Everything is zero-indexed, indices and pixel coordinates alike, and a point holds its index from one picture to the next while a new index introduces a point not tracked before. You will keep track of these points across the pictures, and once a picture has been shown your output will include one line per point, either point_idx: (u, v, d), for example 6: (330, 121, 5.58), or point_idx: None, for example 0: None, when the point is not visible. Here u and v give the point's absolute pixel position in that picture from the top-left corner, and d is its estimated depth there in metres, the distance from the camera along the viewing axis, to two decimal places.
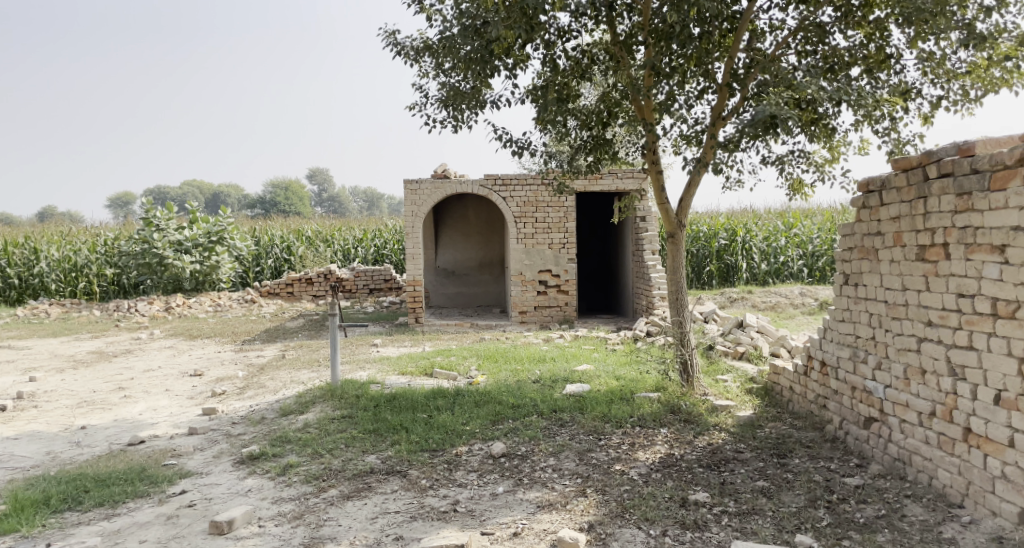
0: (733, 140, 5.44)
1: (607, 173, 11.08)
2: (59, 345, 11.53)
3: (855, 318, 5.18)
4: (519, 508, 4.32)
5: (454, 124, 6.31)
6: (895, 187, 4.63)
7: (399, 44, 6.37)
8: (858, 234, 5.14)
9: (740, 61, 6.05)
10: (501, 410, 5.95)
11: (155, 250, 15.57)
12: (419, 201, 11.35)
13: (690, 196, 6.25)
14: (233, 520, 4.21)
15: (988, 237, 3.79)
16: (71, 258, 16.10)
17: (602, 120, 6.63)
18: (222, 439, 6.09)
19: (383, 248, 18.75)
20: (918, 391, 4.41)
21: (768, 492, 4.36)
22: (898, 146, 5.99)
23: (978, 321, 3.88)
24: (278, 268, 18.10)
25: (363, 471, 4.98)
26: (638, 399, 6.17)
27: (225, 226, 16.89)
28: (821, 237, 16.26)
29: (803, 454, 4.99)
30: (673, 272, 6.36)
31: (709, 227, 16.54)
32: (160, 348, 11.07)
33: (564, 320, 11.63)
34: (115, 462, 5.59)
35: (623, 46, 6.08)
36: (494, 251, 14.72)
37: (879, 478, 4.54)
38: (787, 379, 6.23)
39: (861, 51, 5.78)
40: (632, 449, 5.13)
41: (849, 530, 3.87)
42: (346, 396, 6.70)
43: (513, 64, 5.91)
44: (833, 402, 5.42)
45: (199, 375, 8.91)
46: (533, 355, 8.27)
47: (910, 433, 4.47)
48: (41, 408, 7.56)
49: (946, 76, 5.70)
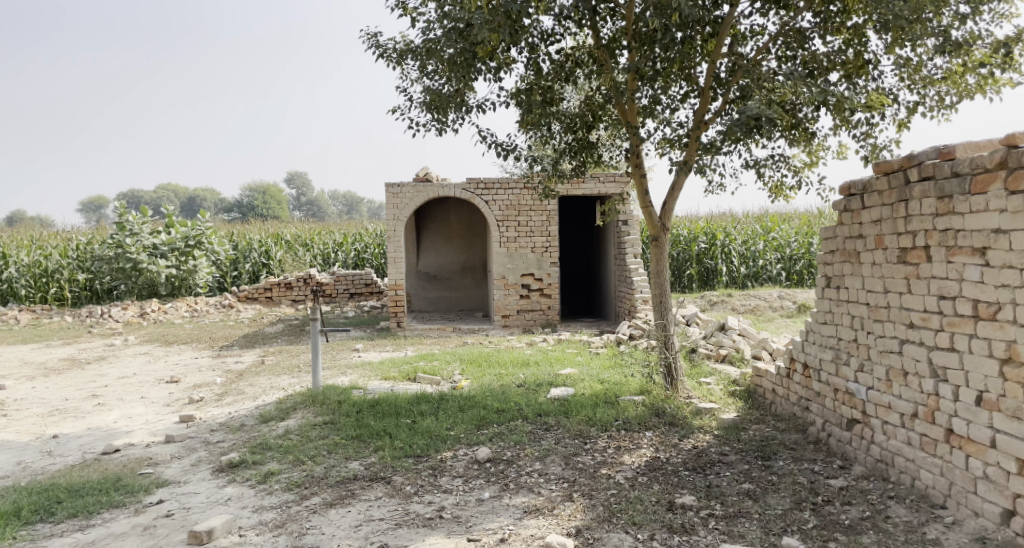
0: (716, 142, 5.47)
1: (589, 178, 11.09)
2: (30, 352, 11.27)
3: (836, 321, 5.23)
4: (506, 513, 4.29)
5: (438, 128, 6.27)
6: (876, 191, 4.68)
7: (380, 46, 6.32)
8: (839, 237, 5.19)
9: (722, 65, 6.09)
10: (485, 415, 5.90)
11: (130, 255, 15.24)
12: (400, 205, 11.28)
13: (673, 198, 6.26)
14: (212, 529, 4.12)
15: (969, 240, 3.84)
16: (42, 263, 15.75)
17: (586, 123, 6.65)
18: (199, 447, 5.97)
19: (364, 252, 18.65)
20: (900, 392, 4.45)
21: (754, 494, 4.37)
22: (875, 151, 6.06)
23: (960, 323, 3.92)
24: (255, 273, 17.89)
25: (347, 478, 4.91)
26: (622, 402, 6.16)
27: (202, 231, 16.65)
28: (798, 241, 16.43)
29: (787, 455, 5.01)
30: (657, 275, 6.37)
31: (689, 231, 16.66)
32: (135, 355, 10.85)
33: (547, 324, 11.62)
34: (90, 472, 5.46)
35: (607, 50, 6.08)
36: (476, 255, 14.67)
37: (862, 480, 4.57)
38: (770, 381, 6.27)
39: (840, 56, 5.85)
40: (618, 453, 5.12)
41: (835, 532, 3.89)
42: (328, 401, 6.61)
43: (497, 67, 5.87)
44: (815, 404, 5.46)
45: (176, 382, 8.75)
46: (517, 359, 8.24)
47: (892, 435, 4.51)
48: (11, 417, 7.37)
49: (922, 82, 5.78)
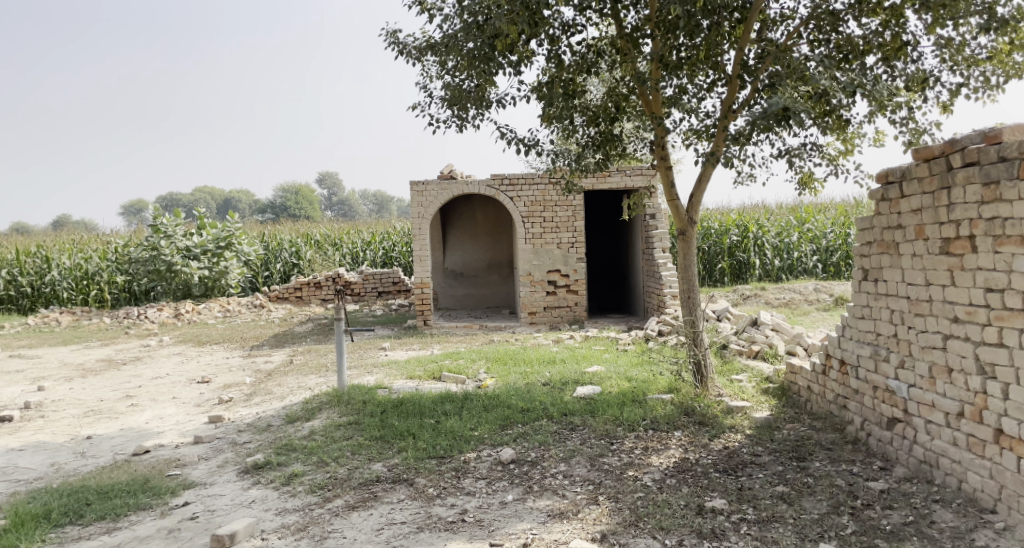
0: (744, 133, 5.28)
1: (615, 171, 10.89)
2: (70, 353, 11.53)
3: (875, 316, 5.00)
4: (529, 517, 4.17)
5: (459, 124, 6.18)
6: (916, 178, 4.45)
7: (400, 43, 6.25)
8: (877, 228, 4.97)
9: (752, 52, 5.87)
10: (509, 415, 5.79)
11: (164, 257, 15.47)
12: (426, 203, 11.22)
13: (701, 191, 6.07)
14: (234, 533, 4.09)
15: (1018, 228, 3.60)
16: (82, 266, 16.13)
17: (610, 116, 6.52)
18: (227, 449, 5.98)
19: (392, 250, 18.73)
20: (944, 390, 4.22)
21: (789, 498, 4.19)
22: (916, 136, 5.79)
23: (1009, 317, 3.69)
24: (286, 273, 18.09)
25: (369, 480, 4.85)
26: (650, 401, 5.98)
27: (233, 232, 16.82)
28: (835, 231, 15.96)
29: (824, 456, 4.81)
30: (685, 270, 6.19)
31: (720, 223, 16.35)
32: (169, 355, 11.01)
33: (574, 320, 11.48)
34: (119, 473, 5.50)
35: (630, 39, 5.89)
36: (502, 251, 14.58)
37: (904, 481, 4.36)
38: (805, 378, 6.03)
39: (877, 38, 5.58)
40: (645, 454, 4.96)
41: (875, 538, 3.69)
42: (353, 401, 6.58)
43: (518, 61, 5.75)
44: (853, 402, 5.24)
45: (207, 382, 8.83)
46: (543, 356, 8.12)
47: (936, 435, 4.29)
48: (48, 417, 7.51)
49: (966, 62, 5.49)
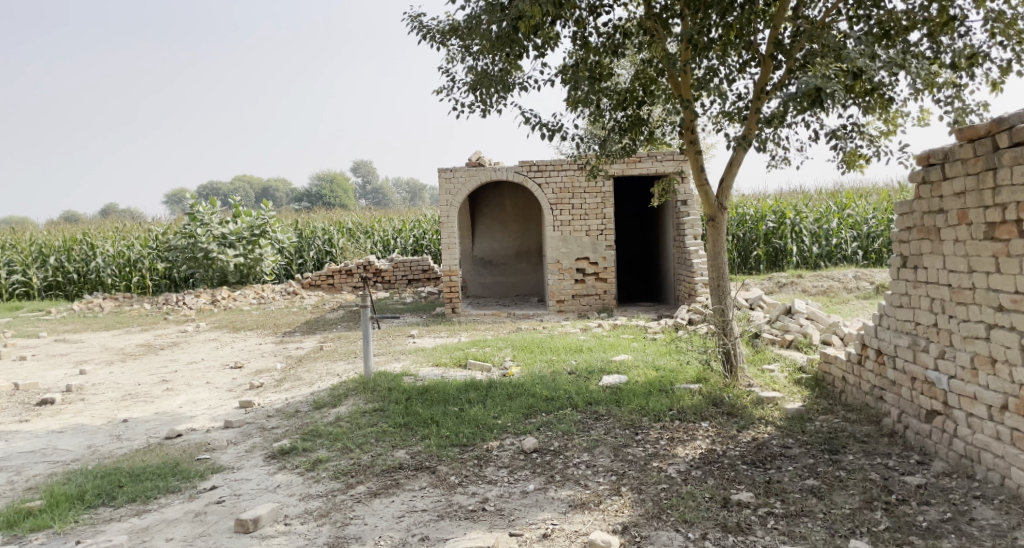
0: (777, 115, 5.09)
1: (646, 157, 10.68)
2: (110, 338, 11.82)
3: (914, 304, 4.79)
4: (550, 507, 4.11)
5: (482, 108, 6.08)
6: (959, 159, 4.23)
7: (424, 27, 6.17)
8: (916, 212, 4.76)
9: (787, 30, 5.64)
10: (534, 404, 5.74)
11: (200, 244, 15.78)
12: (454, 190, 11.18)
13: (730, 176, 5.90)
14: (258, 518, 4.13)
15: None
16: (125, 253, 16.51)
17: (637, 99, 6.36)
18: (255, 433, 6.05)
19: (422, 238, 18.83)
20: (987, 382, 4.03)
21: (819, 492, 4.05)
22: (962, 115, 5.52)
23: None
24: (320, 261, 18.31)
25: (392, 467, 4.84)
26: (677, 391, 5.86)
27: (267, 219, 17.02)
28: (877, 217, 15.44)
29: (858, 449, 4.65)
30: (714, 257, 6.03)
31: (756, 209, 16.00)
32: (205, 341, 11.23)
33: (603, 308, 11.36)
34: (151, 457, 5.59)
35: (658, 19, 5.66)
36: (531, 239, 14.48)
37: (942, 476, 4.17)
38: (839, 368, 5.85)
39: (922, 14, 5.31)
40: (671, 445, 4.86)
41: (910, 535, 3.55)
42: (378, 389, 6.59)
43: (542, 42, 5.62)
44: (890, 394, 5.05)
45: (239, 367, 8.97)
46: (569, 345, 8.03)
47: (978, 428, 4.09)
48: (88, 400, 7.70)
49: (1017, 37, 5.20)
